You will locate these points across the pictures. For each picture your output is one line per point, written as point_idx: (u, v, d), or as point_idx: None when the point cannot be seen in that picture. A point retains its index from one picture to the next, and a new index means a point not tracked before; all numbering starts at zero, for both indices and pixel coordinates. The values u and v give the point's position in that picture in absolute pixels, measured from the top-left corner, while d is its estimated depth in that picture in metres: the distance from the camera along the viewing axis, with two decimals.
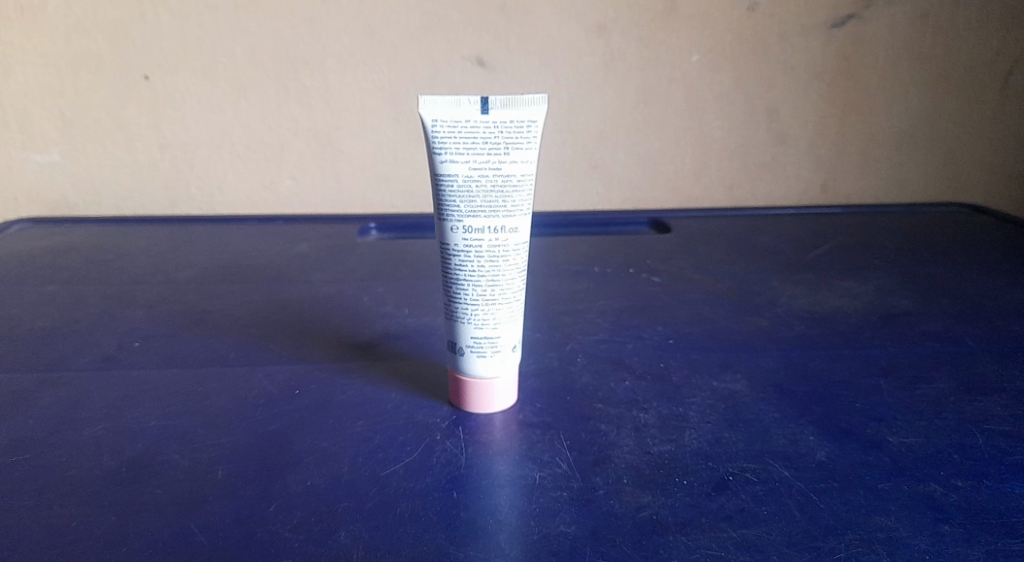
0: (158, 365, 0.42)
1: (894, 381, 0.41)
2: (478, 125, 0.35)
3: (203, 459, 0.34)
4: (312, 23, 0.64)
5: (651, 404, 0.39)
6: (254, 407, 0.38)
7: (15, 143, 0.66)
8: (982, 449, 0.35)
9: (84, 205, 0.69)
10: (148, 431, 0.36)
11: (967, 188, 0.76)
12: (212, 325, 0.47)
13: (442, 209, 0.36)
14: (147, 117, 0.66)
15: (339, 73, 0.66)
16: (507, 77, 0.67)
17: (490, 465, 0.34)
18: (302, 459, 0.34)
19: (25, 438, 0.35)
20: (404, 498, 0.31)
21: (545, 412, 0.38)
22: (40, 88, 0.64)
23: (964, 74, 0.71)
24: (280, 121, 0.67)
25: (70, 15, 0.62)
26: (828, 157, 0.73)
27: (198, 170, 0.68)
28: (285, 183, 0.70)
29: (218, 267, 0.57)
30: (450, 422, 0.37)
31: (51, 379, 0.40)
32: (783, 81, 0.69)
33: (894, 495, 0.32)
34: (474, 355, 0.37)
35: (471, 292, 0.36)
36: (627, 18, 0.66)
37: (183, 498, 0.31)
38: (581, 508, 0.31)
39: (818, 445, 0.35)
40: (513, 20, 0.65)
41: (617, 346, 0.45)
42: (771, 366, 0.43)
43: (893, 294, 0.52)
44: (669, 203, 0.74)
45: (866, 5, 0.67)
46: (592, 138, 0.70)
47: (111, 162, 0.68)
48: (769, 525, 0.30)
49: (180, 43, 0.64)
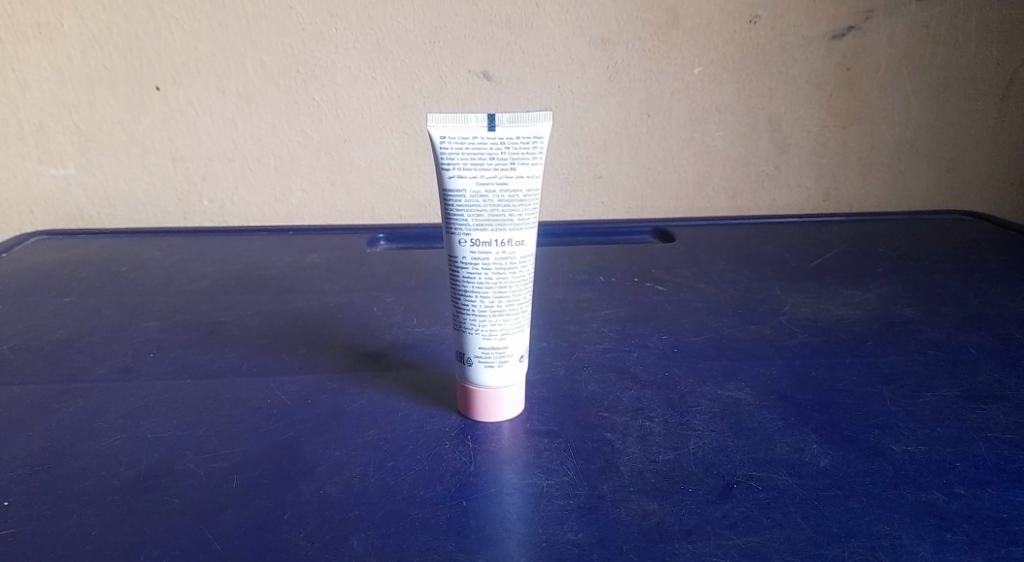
0: (173, 376, 0.43)
1: (896, 389, 0.41)
2: (485, 142, 0.36)
3: (219, 468, 0.35)
4: (320, 38, 0.65)
5: (656, 412, 0.39)
6: (268, 416, 0.39)
7: (31, 156, 0.68)
8: (985, 458, 0.35)
9: (99, 216, 0.70)
10: (165, 441, 0.37)
11: (969, 195, 0.76)
12: (225, 336, 0.48)
13: (450, 224, 0.37)
14: (159, 129, 0.67)
15: (348, 86, 0.67)
16: (512, 89, 0.68)
17: (499, 474, 0.34)
18: (316, 468, 0.35)
19: (45, 448, 0.36)
20: (416, 506, 0.32)
21: (552, 420, 0.39)
22: (56, 104, 0.66)
23: (965, 83, 0.71)
24: (289, 133, 0.68)
25: (85, 33, 0.64)
26: (831, 166, 0.74)
27: (210, 183, 0.70)
28: (296, 195, 0.71)
29: (230, 279, 0.58)
30: (459, 431, 0.38)
31: (69, 390, 0.41)
32: (786, 91, 0.70)
33: (896, 503, 0.33)
34: (482, 365, 0.38)
35: (479, 303, 0.37)
36: (630, 30, 0.67)
37: (201, 507, 0.32)
38: (588, 516, 0.32)
39: (821, 453, 0.36)
40: (518, 34, 0.66)
41: (623, 355, 0.46)
42: (774, 374, 0.43)
43: (895, 302, 0.53)
44: (674, 212, 0.75)
45: (867, 17, 0.68)
46: (597, 149, 0.71)
47: (125, 174, 0.69)
48: (772, 532, 0.31)
49: (192, 59, 0.65)
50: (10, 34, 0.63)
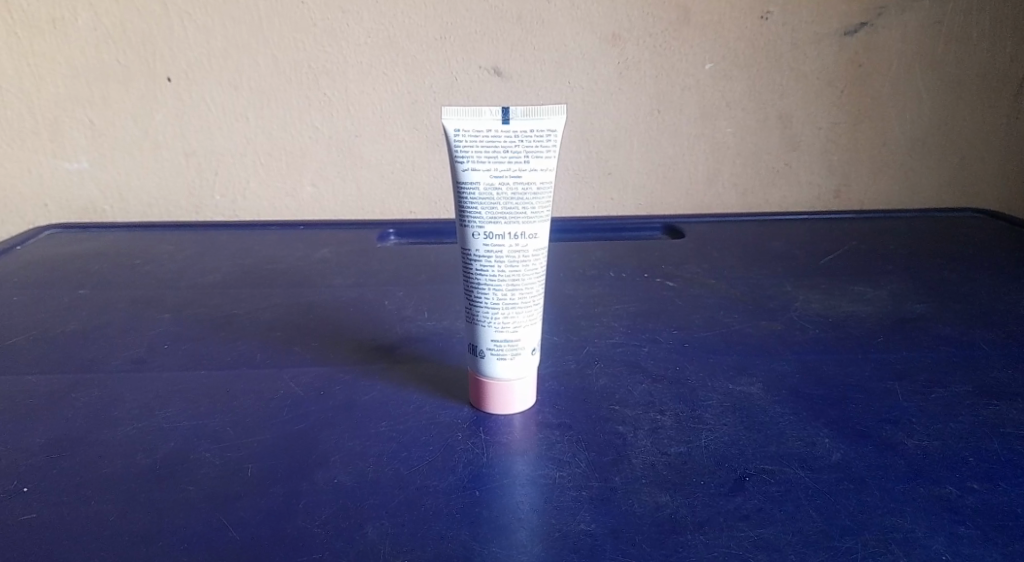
0: (187, 367, 0.43)
1: (908, 384, 0.41)
2: (500, 135, 0.36)
3: (234, 458, 0.35)
4: (331, 34, 0.65)
5: (667, 406, 0.40)
6: (281, 407, 0.39)
7: (45, 151, 0.68)
8: (998, 453, 0.35)
9: (112, 211, 0.71)
10: (180, 431, 0.37)
11: (980, 193, 0.76)
12: (237, 328, 0.48)
13: (464, 216, 0.37)
14: (172, 123, 0.68)
15: (359, 82, 0.67)
16: (523, 85, 0.68)
17: (511, 465, 0.35)
18: (329, 458, 0.35)
19: (62, 437, 0.36)
20: (429, 496, 0.33)
21: (563, 413, 0.39)
22: (70, 98, 0.66)
23: (977, 80, 0.71)
24: (301, 129, 0.69)
25: (99, 28, 0.64)
26: (841, 164, 0.74)
27: (222, 177, 0.70)
28: (307, 190, 0.71)
29: (242, 272, 0.58)
30: (471, 423, 0.38)
31: (85, 380, 0.42)
32: (796, 87, 0.70)
33: (909, 497, 0.33)
34: (494, 357, 0.38)
35: (492, 295, 0.38)
36: (641, 27, 0.67)
37: (216, 495, 0.32)
38: (600, 507, 0.32)
39: (834, 448, 0.36)
40: (529, 30, 0.66)
41: (634, 349, 0.46)
42: (785, 370, 0.43)
43: (907, 299, 0.53)
44: (684, 209, 0.75)
45: (879, 13, 0.68)
46: (607, 145, 0.71)
47: (138, 169, 0.69)
48: (785, 525, 0.31)
49: (205, 54, 0.65)
50: (25, 29, 0.64)
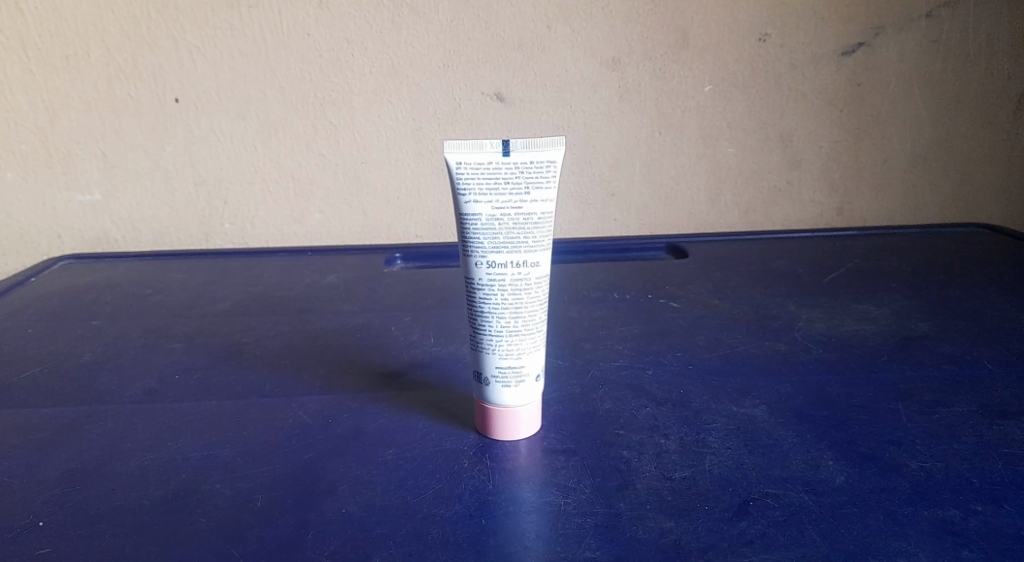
0: (199, 397, 0.44)
1: (912, 405, 0.42)
2: (500, 167, 0.37)
3: (243, 488, 0.36)
4: (336, 65, 0.67)
5: (671, 430, 0.40)
6: (290, 436, 0.40)
7: (59, 184, 0.69)
8: (1002, 474, 0.35)
9: (124, 240, 0.72)
10: (191, 461, 0.38)
11: (983, 208, 0.76)
12: (248, 356, 0.49)
13: (467, 246, 0.38)
14: (183, 155, 0.69)
15: (364, 111, 0.68)
16: (525, 111, 0.69)
17: (517, 492, 0.35)
18: (338, 487, 0.35)
19: (76, 470, 0.37)
20: (436, 525, 0.33)
21: (568, 438, 0.39)
22: (83, 131, 0.68)
23: (977, 96, 0.72)
24: (308, 158, 0.70)
25: (111, 63, 0.66)
26: (843, 182, 0.74)
27: (231, 206, 0.71)
28: (314, 216, 0.72)
29: (251, 300, 0.59)
30: (476, 450, 0.38)
31: (99, 412, 0.42)
32: (796, 106, 0.71)
33: (914, 520, 0.33)
34: (499, 385, 0.38)
35: (496, 323, 0.38)
36: (640, 51, 0.68)
37: (227, 527, 0.33)
38: (605, 534, 0.32)
39: (838, 470, 0.36)
40: (531, 58, 0.67)
41: (638, 372, 0.46)
42: (789, 391, 0.44)
43: (911, 317, 0.53)
44: (688, 229, 0.75)
45: (875, 33, 0.68)
46: (609, 167, 0.72)
47: (149, 199, 0.71)
48: (789, 550, 0.31)
49: (214, 86, 0.67)
50: (40, 66, 0.65)
